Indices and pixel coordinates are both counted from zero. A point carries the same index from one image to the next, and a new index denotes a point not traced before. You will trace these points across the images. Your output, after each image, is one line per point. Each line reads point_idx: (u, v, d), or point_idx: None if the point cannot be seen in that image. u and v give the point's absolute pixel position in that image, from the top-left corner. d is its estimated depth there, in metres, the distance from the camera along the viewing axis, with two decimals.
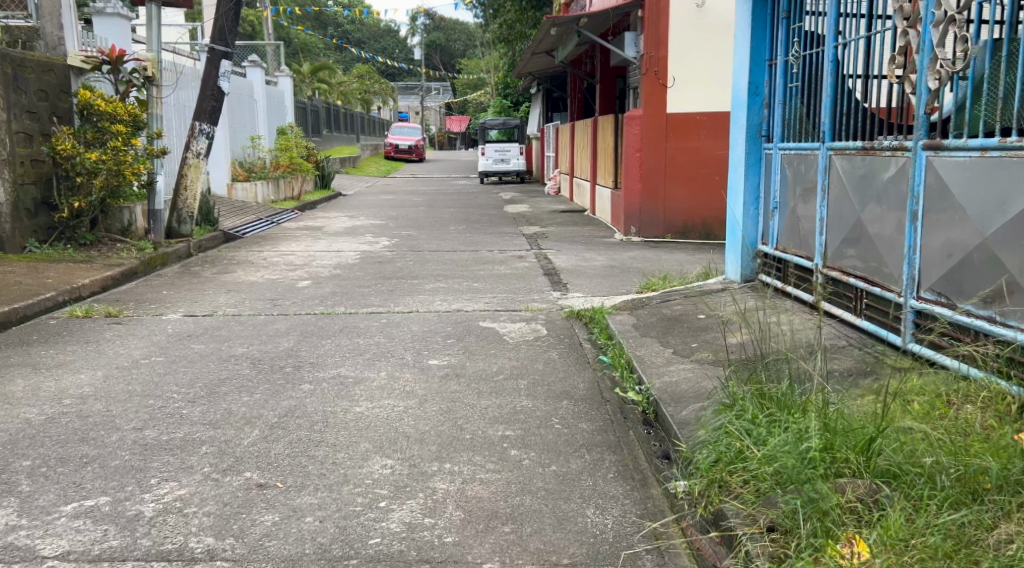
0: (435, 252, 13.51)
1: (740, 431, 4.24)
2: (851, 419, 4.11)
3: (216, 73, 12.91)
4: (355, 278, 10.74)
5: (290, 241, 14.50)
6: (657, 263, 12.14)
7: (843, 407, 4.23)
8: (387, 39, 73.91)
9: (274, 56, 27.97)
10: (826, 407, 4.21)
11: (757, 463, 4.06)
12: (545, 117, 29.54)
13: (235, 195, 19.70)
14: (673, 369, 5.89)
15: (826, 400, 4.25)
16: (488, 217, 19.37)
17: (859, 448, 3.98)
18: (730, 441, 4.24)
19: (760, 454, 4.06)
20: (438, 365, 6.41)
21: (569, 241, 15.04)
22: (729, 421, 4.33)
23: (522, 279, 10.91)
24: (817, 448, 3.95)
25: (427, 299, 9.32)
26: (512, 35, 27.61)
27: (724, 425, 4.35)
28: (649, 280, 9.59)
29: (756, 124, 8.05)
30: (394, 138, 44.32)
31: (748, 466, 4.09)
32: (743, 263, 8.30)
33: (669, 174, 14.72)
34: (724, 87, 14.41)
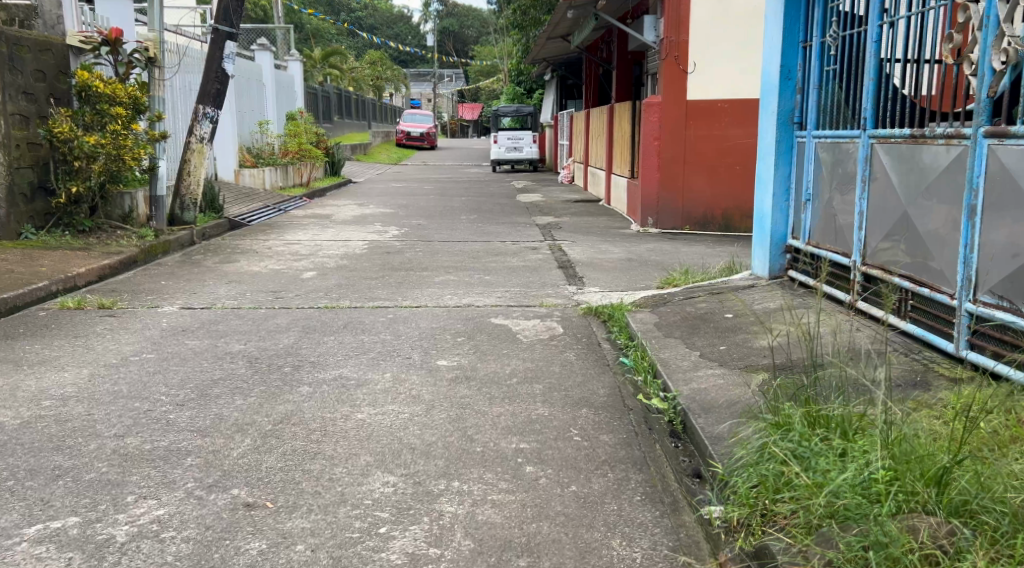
0: (446, 242, 13.07)
1: (787, 455, 3.80)
2: (919, 446, 3.66)
3: (220, 55, 12.46)
4: (362, 269, 10.31)
5: (296, 230, 14.08)
6: (676, 257, 11.68)
7: (909, 430, 3.78)
8: (400, 26, 73.33)
9: (285, 40, 27.52)
10: (889, 431, 3.76)
11: (809, 493, 3.62)
12: (559, 105, 29.03)
13: (243, 181, 19.30)
14: (702, 374, 5.43)
15: (888, 422, 3.80)
16: (500, 206, 18.90)
17: (929, 479, 3.53)
18: (775, 466, 3.79)
19: (812, 484, 3.63)
20: (448, 367, 5.98)
21: (584, 232, 14.58)
22: (773, 441, 3.89)
23: (536, 272, 10.47)
24: (881, 481, 3.53)
25: (437, 293, 8.88)
26: (526, 20, 27.09)
27: (767, 445, 3.91)
28: (671, 274, 9.14)
29: (788, 110, 7.64)
30: (406, 125, 43.86)
31: (798, 496, 3.66)
32: (771, 258, 7.88)
33: (689, 163, 14.25)
34: (747, 73, 13.92)
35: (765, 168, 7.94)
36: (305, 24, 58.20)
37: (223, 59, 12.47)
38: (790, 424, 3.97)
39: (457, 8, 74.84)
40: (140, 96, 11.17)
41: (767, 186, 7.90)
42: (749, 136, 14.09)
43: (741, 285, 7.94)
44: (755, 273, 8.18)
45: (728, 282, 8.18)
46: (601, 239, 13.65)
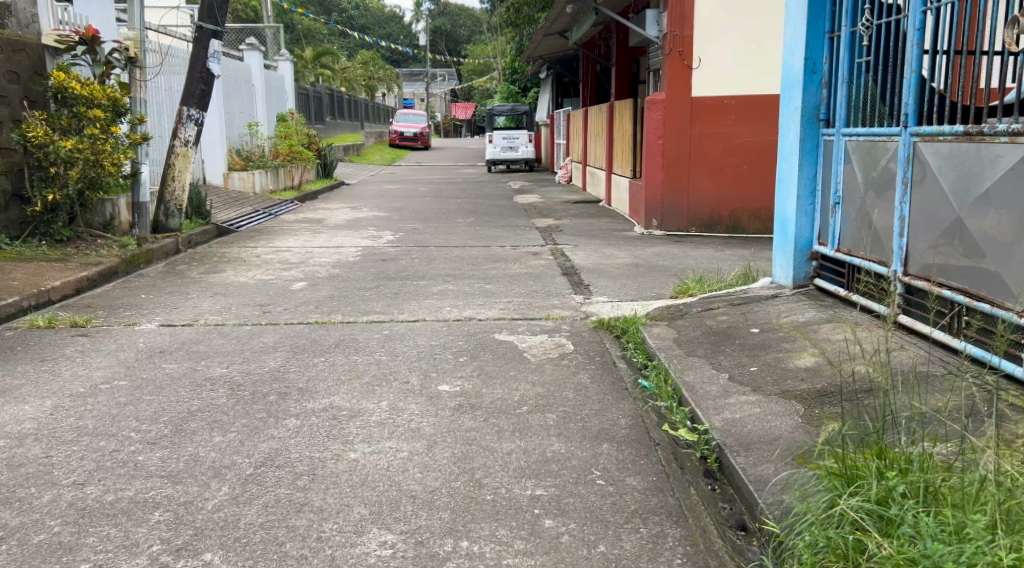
0: (442, 248, 12.51)
1: (867, 524, 3.39)
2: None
3: (205, 54, 11.87)
4: (355, 279, 9.76)
5: (287, 235, 13.51)
6: (684, 263, 11.16)
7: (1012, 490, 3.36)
8: (392, 26, 72.72)
9: (274, 40, 26.92)
10: (989, 492, 3.34)
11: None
12: (556, 103, 28.48)
13: (233, 184, 18.73)
14: (734, 402, 4.89)
15: (987, 481, 3.37)
16: (498, 208, 18.36)
17: None
18: (855, 536, 3.38)
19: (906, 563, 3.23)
20: (450, 393, 5.43)
21: (585, 235, 14.05)
22: (845, 503, 3.46)
23: (539, 280, 9.92)
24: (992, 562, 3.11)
25: (436, 305, 8.33)
26: (520, 18, 26.54)
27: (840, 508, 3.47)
28: (685, 282, 8.61)
29: (814, 106, 7.21)
30: (399, 126, 43.28)
31: None
32: (795, 266, 7.42)
33: (694, 162, 13.71)
34: (754, 68, 13.38)
35: (788, 169, 7.48)
36: (295, 24, 57.54)
37: (208, 59, 11.88)
38: (859, 479, 3.57)
39: (449, 6, 74.20)
40: (120, 98, 10.60)
41: (790, 189, 7.44)
42: (757, 134, 13.55)
43: (764, 296, 7.44)
44: (776, 282, 7.71)
45: (748, 292, 7.67)
46: (605, 242, 13.12)
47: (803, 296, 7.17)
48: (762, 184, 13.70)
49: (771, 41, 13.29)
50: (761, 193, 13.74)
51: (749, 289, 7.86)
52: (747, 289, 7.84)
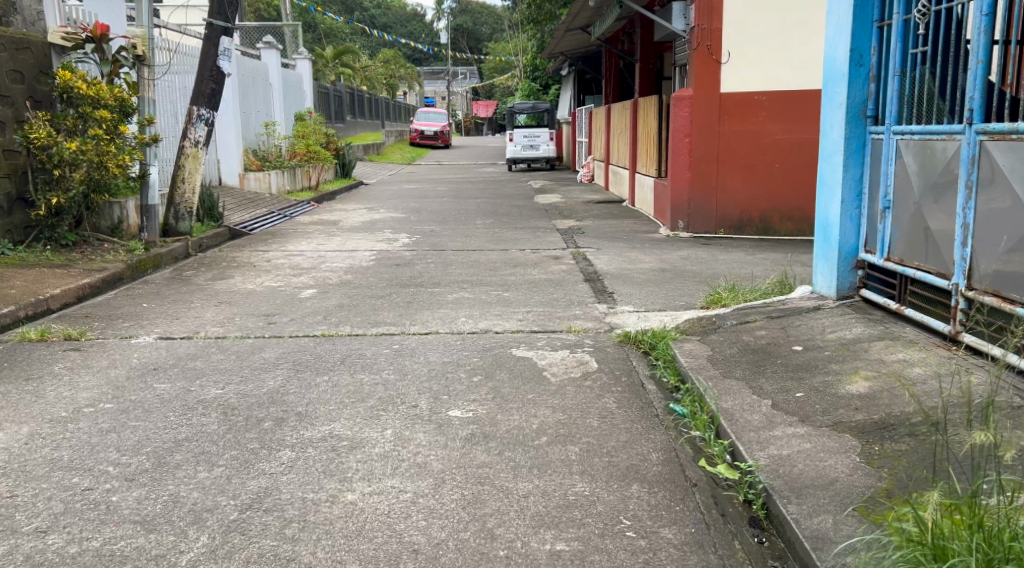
0: (460, 251, 12.03)
1: None
2: None
3: (216, 52, 11.38)
4: (367, 286, 9.29)
5: (300, 238, 13.07)
6: (712, 268, 10.63)
7: None
8: (412, 24, 72.25)
9: (292, 36, 26.47)
10: None
11: None
12: (577, 101, 27.93)
13: (248, 185, 18.31)
14: (779, 439, 4.39)
15: None
16: (519, 209, 17.89)
17: None
18: None
19: None
20: (462, 419, 4.93)
21: (609, 237, 13.53)
22: None
23: (560, 287, 9.41)
24: None
25: (452, 315, 7.85)
26: (541, 15, 26.10)
27: None
28: (718, 291, 8.11)
29: (860, 101, 6.86)
30: (419, 124, 42.80)
31: None
32: (839, 275, 7.01)
33: (723, 161, 13.17)
34: (787, 62, 12.79)
35: (832, 170, 7.11)
36: (315, 22, 57.17)
37: (218, 57, 11.40)
38: (949, 554, 3.19)
39: (470, 4, 73.65)
40: (128, 97, 10.09)
41: (835, 192, 7.07)
42: (790, 132, 12.98)
43: (802, 308, 6.94)
44: (819, 292, 7.30)
45: (785, 305, 7.17)
46: (629, 246, 12.60)
47: (845, 311, 6.67)
48: (794, 183, 13.14)
49: (805, 34, 12.69)
50: (794, 194, 13.18)
51: (788, 301, 7.37)
52: (785, 301, 7.34)
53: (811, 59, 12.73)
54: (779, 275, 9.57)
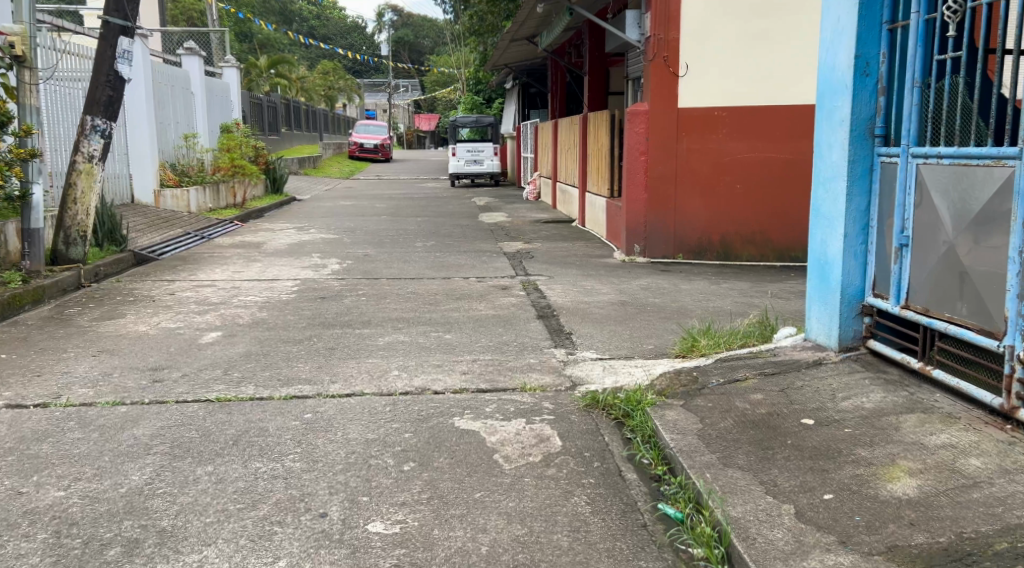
0: (395, 280, 10.75)
1: None
2: None
3: (112, 54, 9.99)
4: (283, 328, 7.98)
5: (215, 265, 11.70)
6: (678, 301, 9.51)
7: None
8: (353, 36, 70.84)
9: (219, 43, 25.00)
10: None
11: None
12: (522, 114, 26.76)
13: (164, 203, 16.90)
14: None
15: None
16: (461, 229, 16.66)
17: None
18: None
19: None
20: (385, 538, 3.86)
21: (559, 263, 12.36)
22: None
23: (509, 326, 8.19)
24: None
25: (381, 367, 6.57)
26: (483, 27, 25.14)
27: None
28: (693, 335, 6.96)
29: (867, 117, 5.75)
30: (359, 136, 41.36)
31: None
32: (841, 322, 5.85)
33: (682, 180, 12.07)
34: (751, 75, 11.75)
35: (831, 198, 5.96)
36: (251, 31, 55.57)
37: (116, 59, 10.01)
38: None
39: (411, 16, 72.45)
40: None
41: (836, 225, 5.93)
42: (754, 150, 11.92)
43: (801, 362, 5.79)
44: (814, 339, 6.16)
45: (777, 357, 6.03)
46: (583, 273, 11.44)
47: (855, 368, 5.53)
48: (758, 206, 12.07)
49: (771, 44, 11.67)
50: (757, 216, 12.11)
51: (777, 349, 6.23)
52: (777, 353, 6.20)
53: (777, 71, 11.70)
54: (757, 313, 8.42)
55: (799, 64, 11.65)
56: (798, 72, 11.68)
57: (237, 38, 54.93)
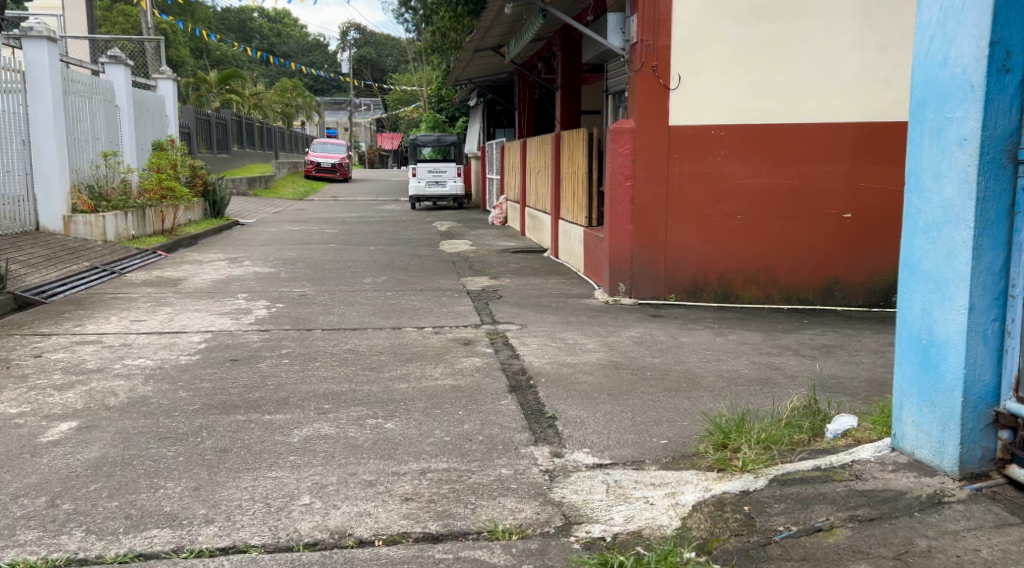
0: (331, 333, 8.76)
1: None
2: None
3: None
4: (165, 417, 5.97)
5: (113, 317, 9.75)
6: (683, 359, 7.53)
7: None
8: (315, 53, 68.85)
9: (151, 54, 23.37)
10: None
11: None
12: (487, 134, 24.76)
13: (75, 231, 14.81)
14: None
15: None
16: (418, 260, 14.70)
17: None
18: None
19: None
20: None
21: (531, 306, 10.40)
22: None
23: (470, 405, 6.15)
24: None
25: (286, 487, 4.54)
26: (446, 42, 23.24)
27: None
28: (722, 428, 4.90)
29: (1001, 136, 4.32)
30: (317, 155, 39.26)
31: None
32: (966, 430, 4.38)
33: (674, 210, 10.13)
34: (755, 88, 9.88)
35: (941, 253, 4.49)
36: (205, 46, 53.64)
37: None
38: None
39: (374, 33, 70.39)
40: None
41: (948, 293, 4.46)
42: (758, 175, 10.01)
43: (908, 496, 4.25)
44: (909, 452, 4.62)
45: (862, 484, 4.33)
46: (560, 320, 9.49)
47: (1002, 519, 4.08)
48: (761, 239, 10.11)
49: (778, 51, 9.80)
50: (760, 251, 10.14)
51: (856, 461, 4.60)
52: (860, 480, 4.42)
53: (787, 84, 9.84)
54: (797, 387, 6.39)
55: (811, 75, 9.79)
56: (811, 84, 9.81)
57: (194, 56, 53.06)
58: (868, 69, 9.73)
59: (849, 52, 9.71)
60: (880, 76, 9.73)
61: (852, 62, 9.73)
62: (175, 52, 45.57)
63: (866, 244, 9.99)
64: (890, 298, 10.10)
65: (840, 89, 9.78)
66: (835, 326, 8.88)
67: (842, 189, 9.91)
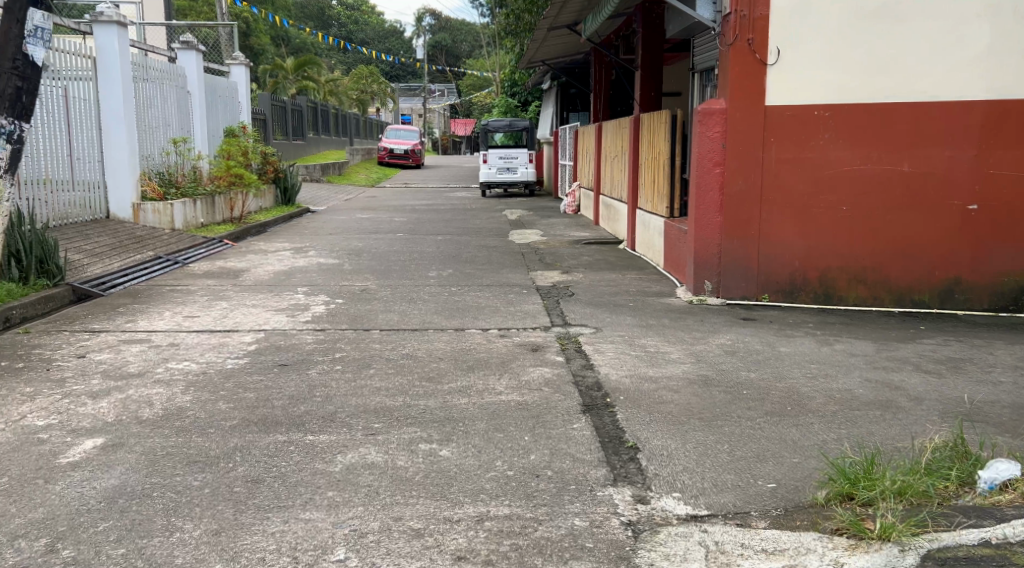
0: (390, 335, 8.06)
1: None
2: None
3: (20, 33, 8.12)
4: (198, 436, 5.32)
5: (164, 313, 9.19)
6: (781, 376, 6.66)
7: None
8: (392, 40, 68.58)
9: (226, 39, 23.03)
10: None
11: None
12: (560, 118, 23.91)
13: (144, 218, 14.39)
14: None
15: None
16: (488, 252, 13.98)
17: None
18: None
19: None
20: None
21: (605, 305, 9.59)
22: None
23: (537, 429, 5.37)
24: None
25: (318, 535, 4.10)
26: (520, 26, 22.47)
27: None
28: (848, 476, 4.33)
29: None
30: (390, 141, 38.80)
31: None
32: None
33: (770, 200, 9.22)
34: (866, 63, 8.93)
35: None
36: (286, 34, 53.69)
37: (25, 42, 8.19)
38: None
39: (450, 19, 70.01)
40: None
41: None
42: (866, 162, 9.04)
43: None
44: None
45: None
46: (640, 323, 8.68)
47: None
48: (868, 233, 9.15)
49: (892, 23, 8.84)
50: (868, 246, 9.17)
51: None
52: None
53: (901, 60, 8.87)
54: (919, 420, 5.50)
55: (931, 49, 8.82)
56: (930, 59, 8.83)
57: (274, 44, 53.19)
58: (996, 42, 8.73)
59: (974, 23, 8.73)
60: (1010, 50, 8.71)
61: (977, 34, 8.74)
62: (253, 40, 45.56)
63: (991, 238, 8.95)
64: (1019, 300, 9.02)
65: (964, 63, 8.78)
66: (960, 335, 7.96)
67: (964, 176, 8.88)
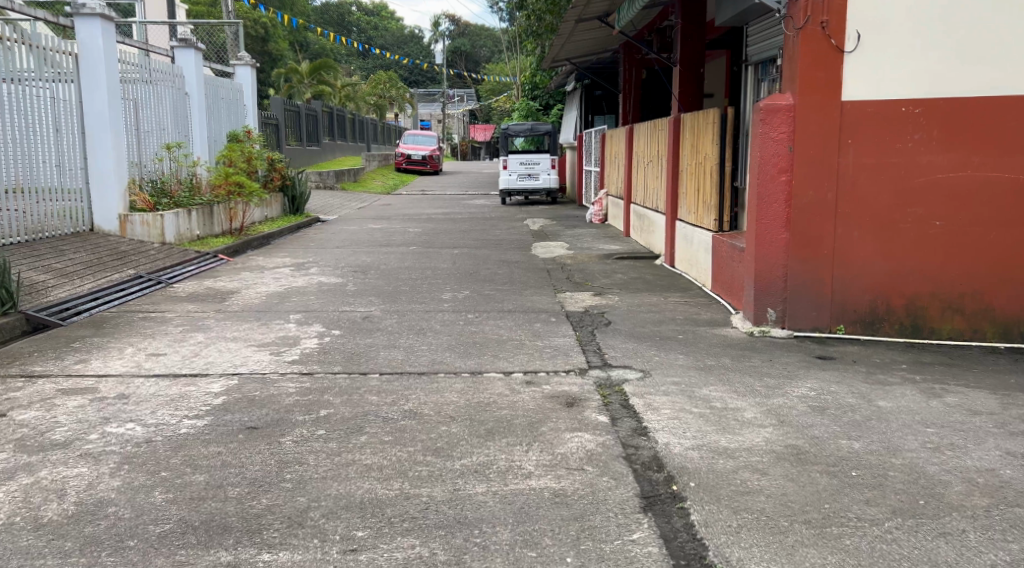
0: (391, 382, 6.53)
1: None
2: None
3: None
4: (109, 557, 3.98)
5: (126, 349, 7.69)
6: (895, 449, 5.12)
7: None
8: (412, 45, 67.32)
9: (231, 39, 21.59)
10: None
11: None
12: (584, 122, 22.39)
13: (130, 232, 12.71)
14: None
15: None
16: (509, 269, 12.43)
17: None
18: None
19: None
20: None
21: (650, 337, 8.03)
22: None
23: (581, 544, 4.07)
24: None
25: None
26: (542, 26, 21.00)
27: None
28: None
29: None
30: (407, 147, 37.36)
31: None
32: None
33: (845, 213, 7.65)
34: (965, 50, 7.38)
35: None
36: (304, 38, 52.54)
37: None
38: None
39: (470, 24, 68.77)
40: None
41: None
42: (964, 168, 7.46)
43: None
44: None
45: None
46: (695, 363, 7.12)
47: None
48: (966, 254, 7.55)
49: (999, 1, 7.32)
50: (965, 270, 7.57)
51: None
52: None
53: (1009, 47, 7.34)
54: None
55: None
56: None
57: (294, 49, 52.00)
58: None
59: None
60: None
61: None
62: (271, 44, 44.35)
63: None
64: None
65: None
66: None
67: None
